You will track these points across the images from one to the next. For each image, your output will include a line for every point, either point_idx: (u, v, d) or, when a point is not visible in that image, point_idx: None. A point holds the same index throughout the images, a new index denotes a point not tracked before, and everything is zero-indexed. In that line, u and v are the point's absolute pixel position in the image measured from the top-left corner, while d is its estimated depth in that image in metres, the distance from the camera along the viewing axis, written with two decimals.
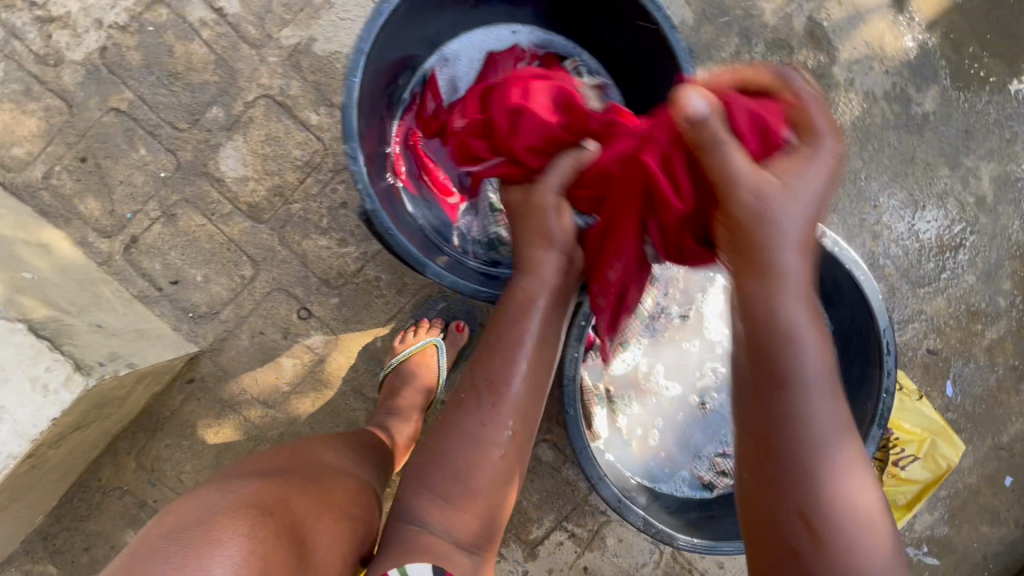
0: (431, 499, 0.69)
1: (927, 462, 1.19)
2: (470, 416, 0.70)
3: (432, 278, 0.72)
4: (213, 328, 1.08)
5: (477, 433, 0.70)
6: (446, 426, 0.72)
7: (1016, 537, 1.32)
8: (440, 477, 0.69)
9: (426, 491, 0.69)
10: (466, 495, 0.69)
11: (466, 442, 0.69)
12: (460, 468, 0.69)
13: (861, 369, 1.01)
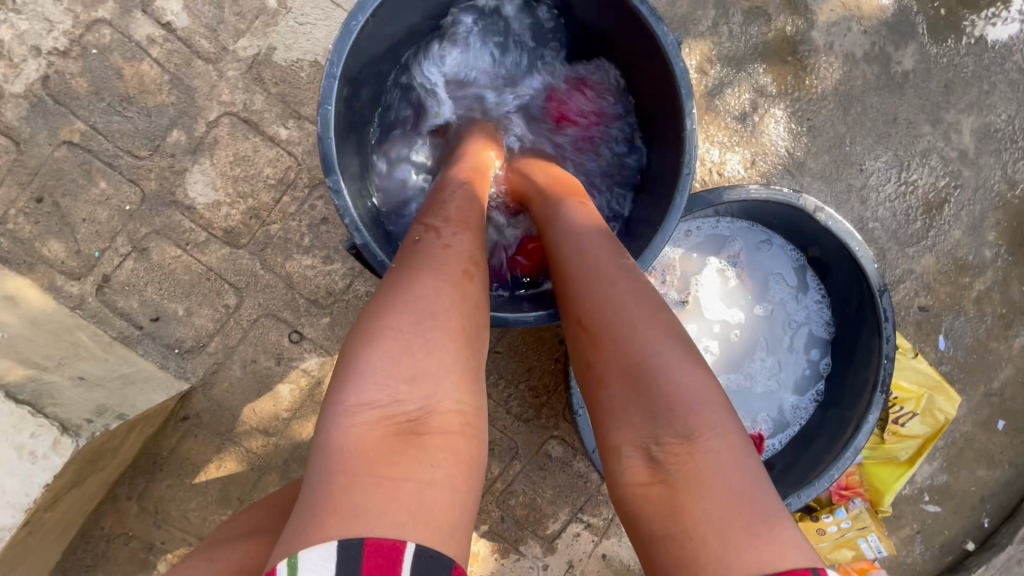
0: (384, 346, 0.51)
1: (925, 416, 1.22)
2: (428, 253, 0.60)
3: None
4: (202, 362, 1.04)
5: (431, 260, 0.59)
6: (397, 271, 0.59)
7: (1011, 478, 1.37)
8: (389, 325, 0.52)
9: (371, 339, 0.52)
10: (432, 323, 0.53)
11: (415, 285, 0.55)
12: (425, 293, 0.55)
13: (861, 337, 1.02)
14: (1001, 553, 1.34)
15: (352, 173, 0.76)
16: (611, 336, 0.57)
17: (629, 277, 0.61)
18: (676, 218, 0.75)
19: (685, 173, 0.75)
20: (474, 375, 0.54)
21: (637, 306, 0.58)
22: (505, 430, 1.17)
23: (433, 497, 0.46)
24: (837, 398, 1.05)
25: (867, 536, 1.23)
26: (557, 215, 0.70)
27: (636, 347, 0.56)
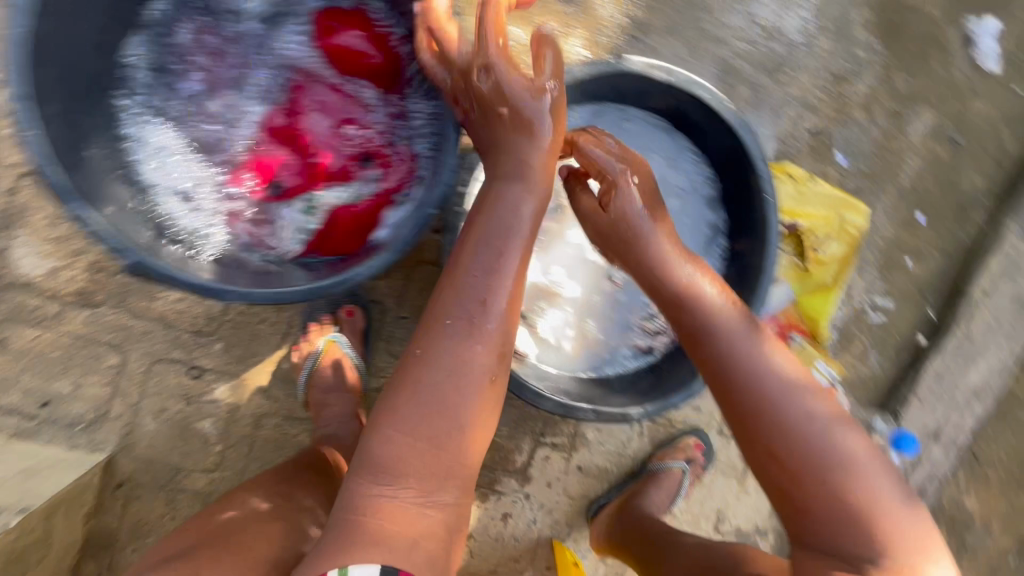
0: (411, 438, 0.64)
1: (841, 235, 1.21)
2: (447, 344, 0.67)
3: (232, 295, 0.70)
4: (112, 428, 1.02)
5: (454, 357, 0.67)
6: (417, 348, 0.69)
7: (945, 264, 1.38)
8: (423, 395, 0.65)
9: (403, 431, 0.64)
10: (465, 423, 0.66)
11: (446, 351, 0.67)
12: (462, 385, 0.66)
13: (743, 180, 0.99)
14: (951, 337, 1.37)
15: (113, 204, 0.76)
16: (723, 358, 0.77)
17: (775, 362, 0.76)
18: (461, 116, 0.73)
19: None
20: (486, 415, 0.68)
21: (790, 416, 0.72)
22: None
23: (426, 542, 0.62)
24: (740, 249, 1.03)
25: (816, 365, 1.25)
26: (638, 236, 0.84)
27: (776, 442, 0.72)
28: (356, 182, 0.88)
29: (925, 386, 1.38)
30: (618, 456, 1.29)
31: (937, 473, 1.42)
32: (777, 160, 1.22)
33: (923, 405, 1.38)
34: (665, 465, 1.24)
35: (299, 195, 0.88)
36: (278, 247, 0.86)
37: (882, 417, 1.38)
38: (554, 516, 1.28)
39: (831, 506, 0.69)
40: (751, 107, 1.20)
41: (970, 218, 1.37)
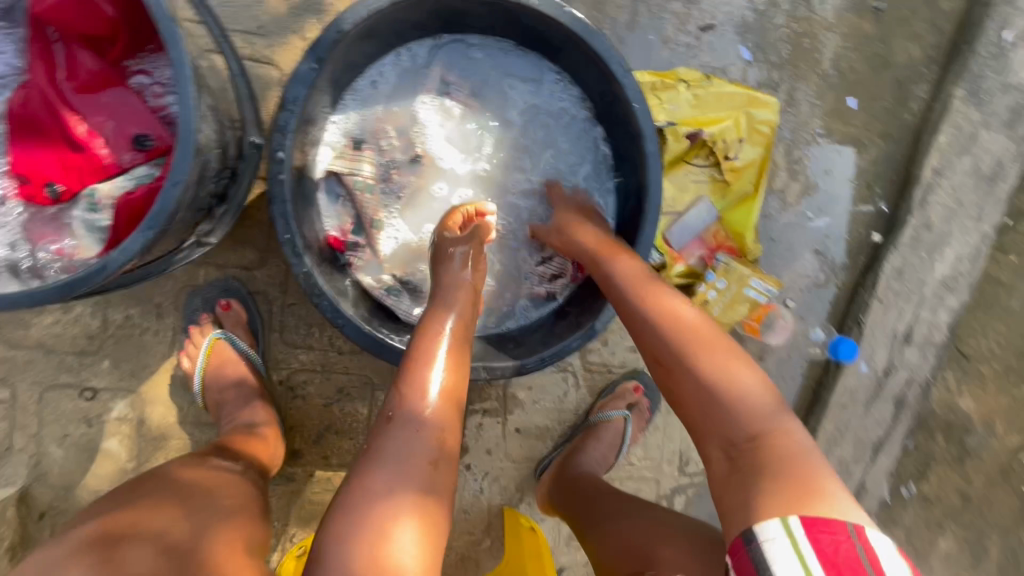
0: (384, 479, 0.59)
1: (753, 137, 1.10)
2: (395, 423, 0.63)
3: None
4: (20, 460, 1.01)
5: (415, 411, 0.64)
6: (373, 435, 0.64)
7: (890, 149, 1.24)
8: (373, 481, 0.59)
9: (381, 478, 0.59)
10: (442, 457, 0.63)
11: (395, 431, 0.62)
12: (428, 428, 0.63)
13: (609, 93, 0.88)
14: (906, 229, 1.23)
15: None
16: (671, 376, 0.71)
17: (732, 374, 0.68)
18: (185, 52, 0.56)
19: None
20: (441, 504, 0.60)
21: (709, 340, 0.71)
22: (349, 368, 1.10)
23: None
24: (623, 170, 0.94)
25: (749, 283, 1.13)
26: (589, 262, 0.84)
27: (697, 358, 0.69)
28: (140, 167, 0.68)
29: (886, 287, 1.24)
30: (558, 412, 1.23)
31: (917, 378, 1.29)
32: (669, 68, 1.12)
33: (886, 307, 1.25)
34: (605, 415, 1.17)
35: (80, 192, 0.68)
36: (70, 255, 0.68)
37: (822, 325, 1.28)
38: (502, 484, 1.23)
39: (743, 415, 0.66)
40: (629, 15, 1.11)
41: (910, 94, 1.23)
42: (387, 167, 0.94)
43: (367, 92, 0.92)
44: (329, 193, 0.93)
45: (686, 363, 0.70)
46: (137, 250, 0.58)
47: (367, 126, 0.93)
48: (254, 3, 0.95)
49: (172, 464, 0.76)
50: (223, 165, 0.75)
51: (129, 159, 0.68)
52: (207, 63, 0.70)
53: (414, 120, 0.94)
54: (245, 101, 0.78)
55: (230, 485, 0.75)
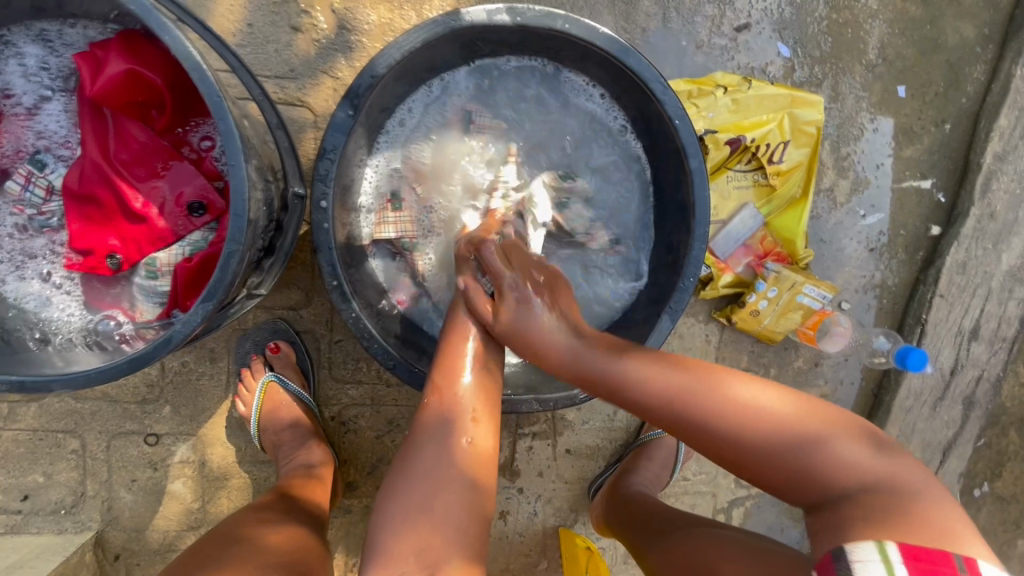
0: (417, 534, 0.60)
1: (798, 138, 1.06)
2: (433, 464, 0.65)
3: (70, 386, 0.60)
4: (93, 506, 1.05)
5: (433, 460, 0.65)
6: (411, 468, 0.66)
7: (946, 136, 1.18)
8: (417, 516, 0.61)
9: (401, 535, 0.60)
10: (477, 517, 0.63)
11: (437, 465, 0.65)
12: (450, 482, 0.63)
13: (648, 110, 0.86)
14: (968, 220, 1.16)
15: None
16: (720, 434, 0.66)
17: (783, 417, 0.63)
18: (232, 121, 0.56)
19: (197, 65, 0.53)
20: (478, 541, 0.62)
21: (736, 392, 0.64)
22: (397, 401, 1.10)
23: None
24: (666, 187, 0.92)
25: (803, 290, 1.08)
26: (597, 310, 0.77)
27: (732, 416, 0.63)
28: (195, 233, 0.69)
29: (950, 282, 1.17)
30: (608, 430, 1.21)
31: (987, 375, 1.22)
32: (705, 72, 1.08)
33: (950, 304, 1.18)
34: (656, 433, 1.16)
35: (138, 261, 0.69)
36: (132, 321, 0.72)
37: (887, 333, 1.20)
38: (556, 505, 1.22)
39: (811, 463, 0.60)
40: (659, 22, 1.07)
41: (965, 76, 1.16)
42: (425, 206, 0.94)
43: (398, 135, 0.92)
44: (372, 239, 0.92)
45: (718, 427, 0.63)
46: (199, 320, 0.58)
47: (397, 169, 0.93)
48: (283, 47, 0.96)
49: (244, 527, 0.74)
50: (269, 219, 0.75)
51: (182, 226, 0.69)
52: (248, 120, 0.70)
53: (446, 155, 0.94)
54: (286, 151, 0.78)
55: (301, 536, 0.75)
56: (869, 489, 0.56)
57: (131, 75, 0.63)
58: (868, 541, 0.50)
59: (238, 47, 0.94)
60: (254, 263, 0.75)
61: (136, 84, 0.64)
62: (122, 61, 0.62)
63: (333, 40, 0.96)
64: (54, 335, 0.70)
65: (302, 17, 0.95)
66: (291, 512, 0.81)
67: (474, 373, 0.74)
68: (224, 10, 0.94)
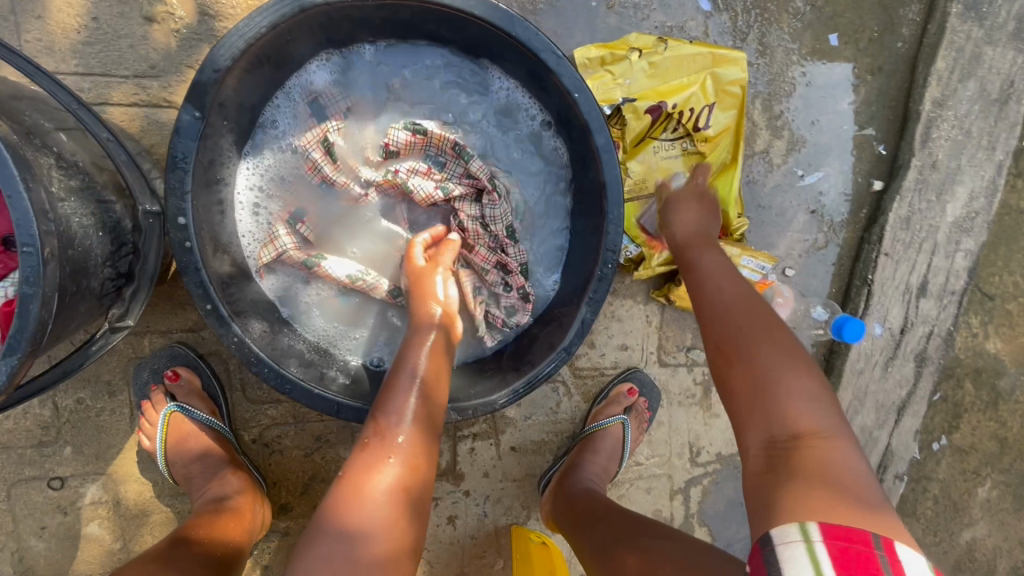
0: None
1: (723, 101, 0.98)
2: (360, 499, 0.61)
3: None
4: (3, 559, 0.98)
5: (352, 507, 0.60)
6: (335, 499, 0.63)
7: (883, 85, 1.11)
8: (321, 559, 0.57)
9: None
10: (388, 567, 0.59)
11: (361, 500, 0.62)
12: (363, 532, 0.59)
13: (547, 84, 0.77)
14: (910, 172, 1.10)
15: None
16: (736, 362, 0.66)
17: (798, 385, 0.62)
18: (2, 145, 0.46)
19: None
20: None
21: (796, 365, 0.63)
22: (323, 416, 1.04)
23: None
24: (576, 167, 0.84)
25: (740, 263, 1.04)
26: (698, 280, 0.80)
27: (779, 371, 0.63)
28: (13, 268, 0.59)
29: (894, 240, 1.12)
30: (553, 423, 1.16)
31: (938, 331, 1.18)
32: (620, 35, 0.99)
33: (895, 262, 1.13)
34: (601, 423, 1.10)
35: None
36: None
37: (824, 303, 1.17)
38: (506, 504, 1.17)
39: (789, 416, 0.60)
40: None
41: (899, 18, 1.09)
42: (307, 237, 0.85)
43: (251, 171, 0.82)
44: (279, 290, 0.86)
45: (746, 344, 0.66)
46: (4, 380, 0.49)
47: (263, 216, 0.84)
48: (138, 42, 0.85)
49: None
50: (117, 243, 0.66)
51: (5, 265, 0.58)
52: (66, 132, 0.61)
53: (308, 183, 0.85)
54: (129, 165, 0.69)
55: None
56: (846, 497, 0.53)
57: None
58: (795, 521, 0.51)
59: (85, 46, 0.83)
60: (103, 294, 0.66)
61: None
62: None
63: (195, 29, 0.86)
64: None
65: (155, 5, 0.84)
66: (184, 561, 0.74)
67: (418, 406, 0.68)
68: (63, 5, 0.83)
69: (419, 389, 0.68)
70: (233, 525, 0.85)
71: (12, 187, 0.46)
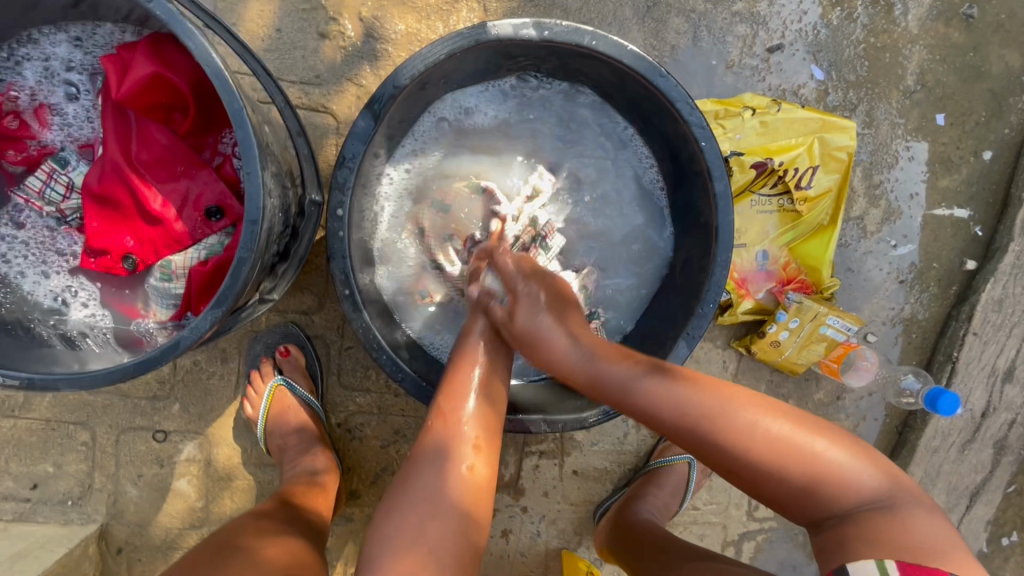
0: (406, 560, 0.59)
1: (828, 164, 1.02)
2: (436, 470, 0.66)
3: (73, 387, 0.61)
4: (99, 499, 1.06)
5: (436, 490, 0.64)
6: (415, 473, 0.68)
7: (986, 168, 1.13)
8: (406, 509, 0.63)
9: (406, 534, 0.61)
10: (465, 548, 0.62)
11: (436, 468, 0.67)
12: (444, 508, 0.63)
13: (675, 129, 0.83)
14: (1007, 256, 1.11)
15: None
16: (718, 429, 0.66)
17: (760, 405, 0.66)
18: (251, 130, 0.55)
19: (219, 73, 0.53)
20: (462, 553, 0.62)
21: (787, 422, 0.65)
22: (405, 411, 1.09)
23: None
24: (690, 209, 0.89)
25: (826, 321, 1.04)
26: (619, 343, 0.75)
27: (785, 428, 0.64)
28: (212, 237, 0.69)
29: (984, 320, 1.12)
30: (617, 453, 1.18)
31: (1021, 419, 1.16)
32: (734, 93, 1.06)
33: (983, 343, 1.13)
34: (667, 460, 1.12)
35: (154, 263, 0.70)
36: (150, 321, 0.72)
37: (916, 372, 1.15)
38: (559, 527, 1.19)
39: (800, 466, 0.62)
40: (689, 40, 1.05)
41: (1008, 106, 1.12)
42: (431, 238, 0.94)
43: (400, 164, 0.91)
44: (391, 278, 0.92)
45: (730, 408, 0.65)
46: (208, 326, 0.57)
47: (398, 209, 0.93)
48: (310, 53, 0.96)
49: (249, 534, 0.73)
50: (286, 225, 0.75)
51: (207, 235, 0.69)
52: (267, 125, 0.70)
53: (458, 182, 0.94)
54: (305, 159, 0.79)
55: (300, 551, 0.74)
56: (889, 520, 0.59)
57: (152, 83, 0.63)
58: (873, 560, 0.56)
59: (266, 52, 0.95)
60: (268, 268, 0.74)
61: (154, 89, 0.64)
62: (138, 67, 0.63)
63: (360, 48, 0.97)
64: (73, 335, 0.71)
65: (331, 24, 0.96)
66: (290, 523, 0.80)
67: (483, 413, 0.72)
68: (254, 16, 0.95)
69: (478, 387, 0.73)
70: (316, 499, 0.90)
71: (253, 168, 0.55)
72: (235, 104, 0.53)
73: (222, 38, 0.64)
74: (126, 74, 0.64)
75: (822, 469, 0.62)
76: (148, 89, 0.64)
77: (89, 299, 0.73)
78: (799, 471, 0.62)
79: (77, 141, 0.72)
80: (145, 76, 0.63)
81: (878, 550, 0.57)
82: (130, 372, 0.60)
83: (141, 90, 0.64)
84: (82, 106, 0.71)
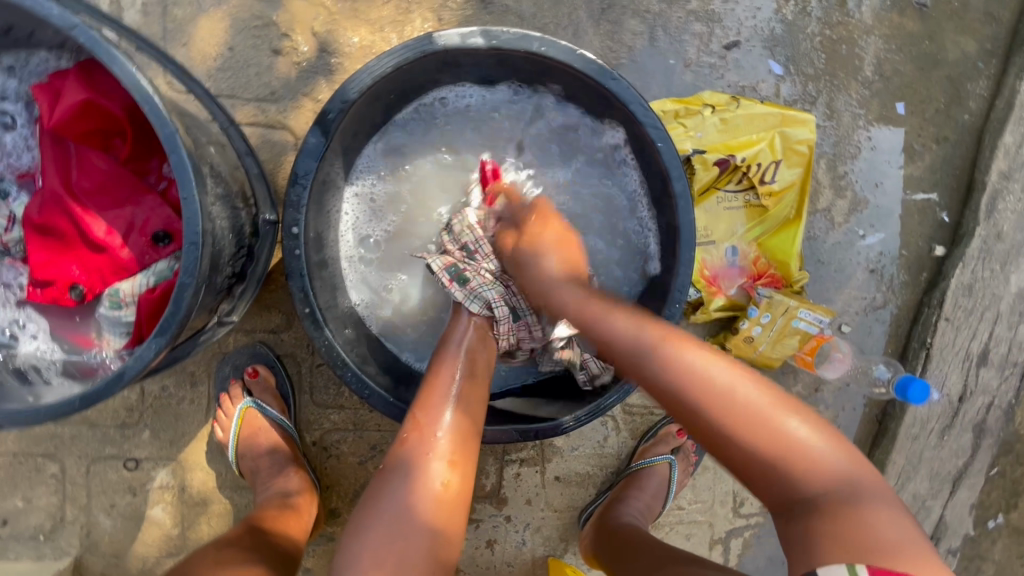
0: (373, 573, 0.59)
1: (790, 158, 1.02)
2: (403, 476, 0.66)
3: (19, 423, 0.59)
4: (71, 532, 1.04)
5: (399, 506, 0.64)
6: (379, 488, 0.67)
7: (948, 154, 1.14)
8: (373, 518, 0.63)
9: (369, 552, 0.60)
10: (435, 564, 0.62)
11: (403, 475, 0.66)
12: (409, 521, 0.62)
13: (631, 130, 0.83)
14: (974, 241, 1.11)
15: None
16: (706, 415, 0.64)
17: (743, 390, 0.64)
18: (185, 154, 0.54)
19: (150, 98, 0.52)
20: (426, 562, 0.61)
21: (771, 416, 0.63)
22: (381, 426, 1.07)
23: None
24: (652, 210, 0.88)
25: (797, 315, 1.04)
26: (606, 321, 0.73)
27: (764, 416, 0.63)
28: (160, 262, 0.67)
29: (955, 305, 1.12)
30: (598, 457, 1.18)
31: (998, 402, 1.16)
32: (694, 91, 1.06)
33: (956, 328, 1.12)
34: (648, 461, 1.12)
35: (102, 291, 0.69)
36: (104, 350, 0.70)
37: (888, 362, 1.15)
38: (544, 534, 1.18)
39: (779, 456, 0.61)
40: (646, 41, 1.05)
41: (966, 92, 1.13)
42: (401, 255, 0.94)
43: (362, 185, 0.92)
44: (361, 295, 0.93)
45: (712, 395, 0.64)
46: (153, 353, 0.56)
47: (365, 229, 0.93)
48: (264, 70, 0.95)
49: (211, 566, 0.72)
50: (241, 245, 0.74)
51: (156, 260, 0.67)
52: (214, 147, 0.70)
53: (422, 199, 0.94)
54: (255, 178, 0.79)
55: None
56: (846, 508, 0.58)
57: (84, 110, 0.63)
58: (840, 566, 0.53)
59: (219, 72, 0.95)
60: (222, 290, 0.73)
61: (88, 117, 0.64)
62: (69, 96, 0.63)
63: (315, 63, 0.96)
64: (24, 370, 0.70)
65: (284, 41, 0.95)
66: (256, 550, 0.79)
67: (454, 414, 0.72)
68: (205, 36, 0.95)
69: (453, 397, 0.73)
70: (289, 522, 0.89)
71: (190, 194, 0.54)
72: (167, 129, 0.52)
73: (158, 62, 0.63)
74: (59, 103, 0.63)
75: (793, 445, 0.61)
76: (81, 117, 0.64)
77: (40, 333, 0.71)
78: (773, 438, 0.61)
79: (17, 169, 0.70)
80: (76, 103, 0.63)
81: (839, 552, 0.54)
82: (76, 405, 0.58)
83: (73, 117, 0.63)
84: (19, 134, 0.70)
